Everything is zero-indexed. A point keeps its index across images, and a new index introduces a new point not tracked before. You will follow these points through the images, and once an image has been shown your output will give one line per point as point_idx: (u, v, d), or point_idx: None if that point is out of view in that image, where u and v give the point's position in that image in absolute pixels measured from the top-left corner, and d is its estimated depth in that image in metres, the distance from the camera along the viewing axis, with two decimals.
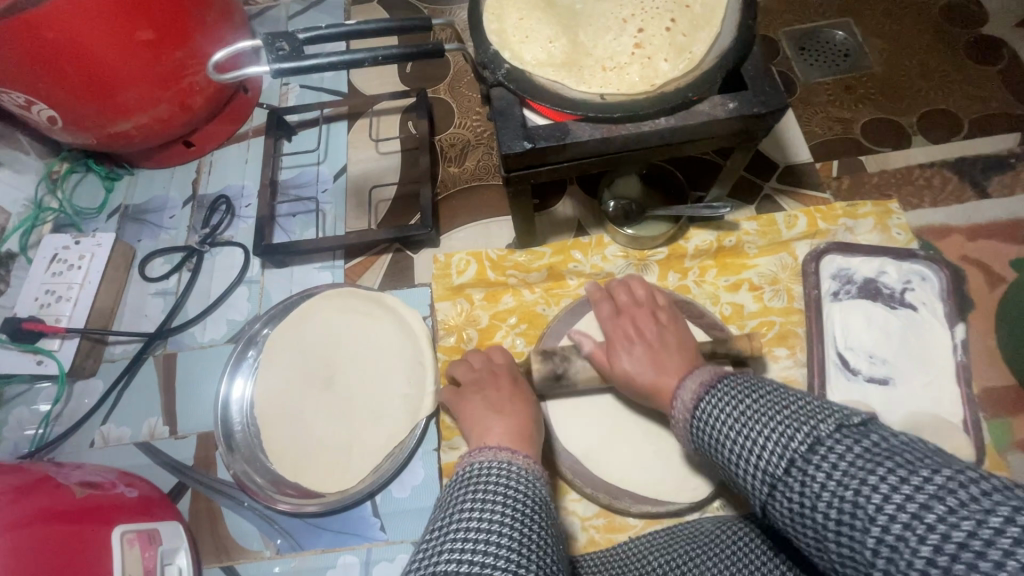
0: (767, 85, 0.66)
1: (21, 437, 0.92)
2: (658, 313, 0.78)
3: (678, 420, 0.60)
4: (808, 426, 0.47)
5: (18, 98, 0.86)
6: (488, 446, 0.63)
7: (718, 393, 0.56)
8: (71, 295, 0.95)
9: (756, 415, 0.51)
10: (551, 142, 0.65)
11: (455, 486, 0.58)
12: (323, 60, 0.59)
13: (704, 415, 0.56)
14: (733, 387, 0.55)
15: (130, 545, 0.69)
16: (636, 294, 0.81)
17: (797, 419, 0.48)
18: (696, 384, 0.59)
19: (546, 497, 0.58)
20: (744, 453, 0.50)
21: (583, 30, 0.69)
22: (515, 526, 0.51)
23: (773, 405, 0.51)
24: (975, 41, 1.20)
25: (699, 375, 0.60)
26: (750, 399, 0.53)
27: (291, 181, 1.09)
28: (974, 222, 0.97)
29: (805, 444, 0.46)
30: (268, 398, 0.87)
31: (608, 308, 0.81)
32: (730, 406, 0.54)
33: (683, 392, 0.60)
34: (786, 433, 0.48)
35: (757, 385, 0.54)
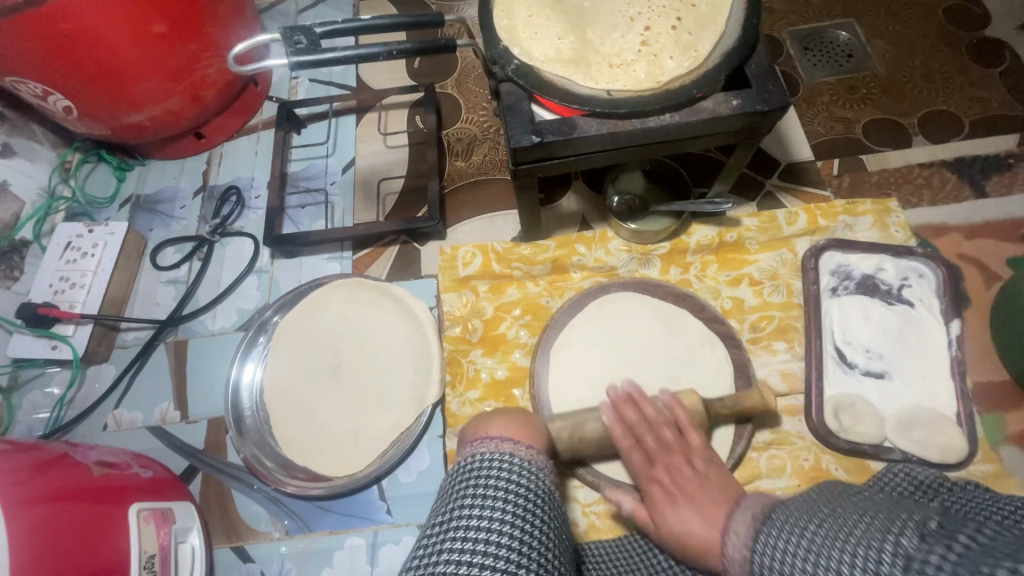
0: (769, 83, 0.67)
1: (35, 420, 0.94)
2: (694, 459, 0.69)
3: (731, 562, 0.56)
4: (896, 542, 0.43)
5: (35, 88, 0.88)
6: (489, 436, 0.63)
7: (773, 529, 0.52)
8: (85, 282, 0.97)
9: (822, 541, 0.47)
10: (559, 136, 0.66)
11: (455, 479, 0.59)
12: (339, 53, 0.61)
13: (763, 555, 0.51)
14: (784, 520, 0.52)
15: (146, 522, 0.71)
16: (667, 437, 0.70)
17: (869, 540, 0.44)
18: (749, 524, 0.56)
19: (550, 488, 0.59)
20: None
21: (591, 28, 0.72)
22: (517, 526, 0.53)
23: (837, 531, 0.47)
24: (976, 43, 1.22)
25: (749, 512, 0.58)
26: (811, 527, 0.49)
27: (300, 174, 1.10)
28: (972, 221, 0.99)
29: (895, 565, 0.41)
30: (277, 385, 0.89)
31: (640, 459, 0.70)
32: (795, 538, 0.49)
33: (733, 534, 0.57)
34: (865, 558, 0.43)
35: (813, 512, 0.51)
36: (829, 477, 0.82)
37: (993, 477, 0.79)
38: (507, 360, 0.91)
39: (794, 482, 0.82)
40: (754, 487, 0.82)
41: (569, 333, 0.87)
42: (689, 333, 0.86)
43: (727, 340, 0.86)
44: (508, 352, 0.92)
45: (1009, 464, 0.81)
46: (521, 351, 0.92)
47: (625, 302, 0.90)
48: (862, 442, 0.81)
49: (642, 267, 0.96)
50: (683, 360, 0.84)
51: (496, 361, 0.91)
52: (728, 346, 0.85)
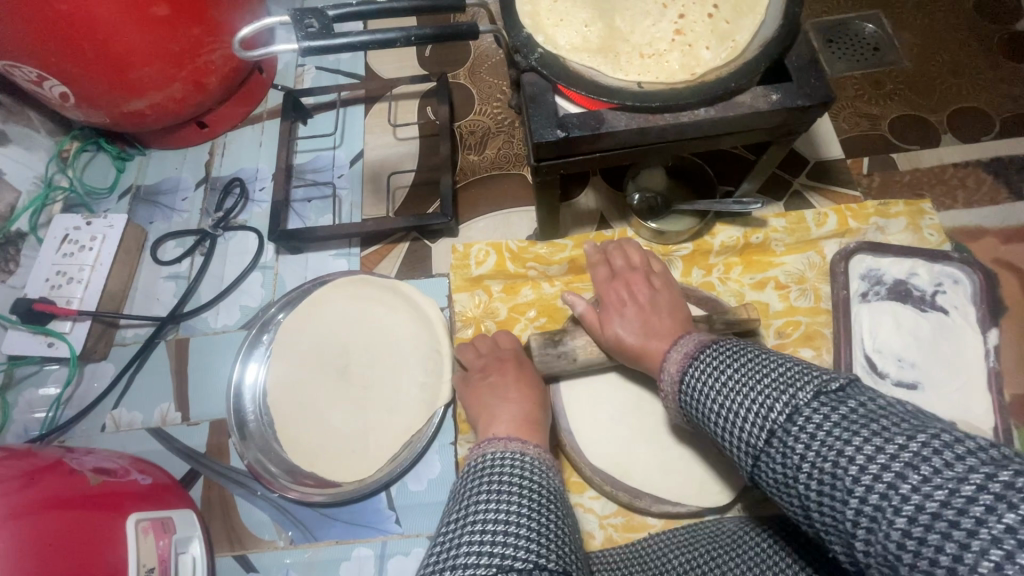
0: (812, 77, 0.63)
1: (31, 419, 0.91)
2: (652, 280, 0.80)
3: (666, 392, 0.63)
4: (787, 395, 0.49)
5: (30, 73, 0.84)
6: (498, 438, 0.64)
7: (698, 365, 0.59)
8: (82, 277, 0.93)
9: (740, 386, 0.53)
10: (586, 131, 0.62)
11: (469, 478, 0.59)
12: (354, 38, 0.57)
13: (688, 384, 0.59)
14: (721, 351, 0.59)
15: (145, 533, 0.68)
16: (632, 260, 0.84)
17: (778, 387, 0.50)
18: (681, 354, 0.62)
19: (560, 488, 0.59)
20: (732, 420, 0.53)
21: (619, 16, 0.67)
22: (534, 520, 0.51)
23: (755, 372, 0.53)
24: (1012, 38, 1.16)
25: (689, 341, 0.63)
26: (733, 368, 0.56)
27: (306, 166, 1.06)
28: (1008, 225, 0.95)
29: (784, 413, 0.49)
30: (282, 386, 0.85)
31: (604, 273, 0.84)
32: (716, 373, 0.57)
33: (671, 357, 0.63)
34: (764, 405, 0.50)
35: (740, 355, 0.57)
36: None
37: None
38: None
39: None
40: None
41: None
42: None
43: None
44: None
45: None
46: None
47: None
48: None
49: None
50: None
51: None
52: None
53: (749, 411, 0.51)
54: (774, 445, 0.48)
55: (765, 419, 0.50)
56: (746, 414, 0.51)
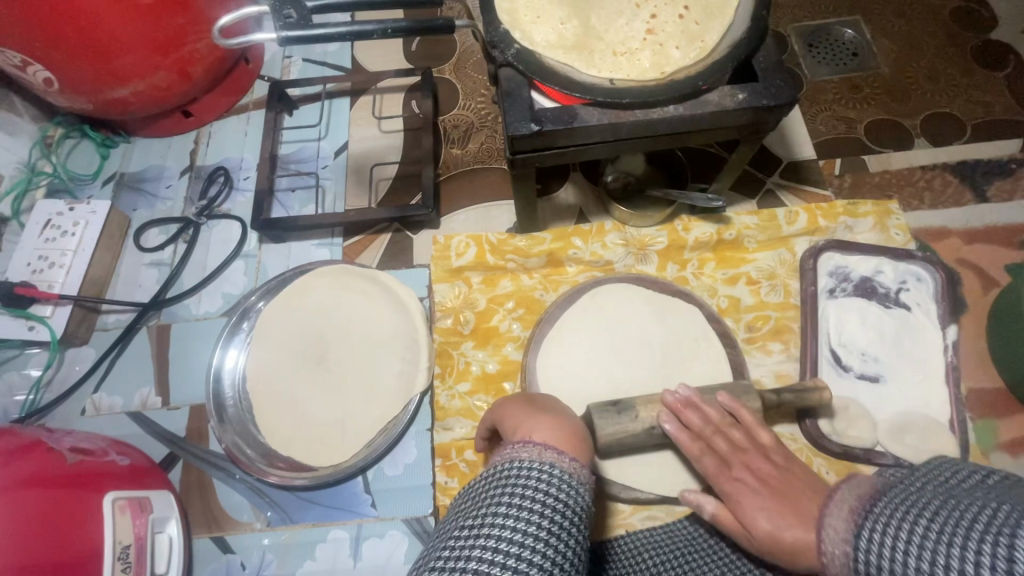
0: (777, 78, 0.65)
1: (11, 403, 0.91)
2: (770, 455, 0.66)
3: (829, 556, 0.48)
4: (1016, 542, 0.36)
5: (14, 58, 0.85)
6: (533, 441, 0.56)
7: (872, 521, 0.45)
8: (65, 262, 0.93)
9: (937, 544, 0.39)
10: (559, 125, 0.64)
11: (491, 482, 0.52)
12: (331, 29, 0.58)
13: (863, 550, 0.44)
14: (892, 509, 0.44)
15: (122, 512, 0.69)
16: (736, 437, 0.68)
17: (986, 534, 0.38)
18: (844, 510, 0.48)
19: (587, 507, 0.52)
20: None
21: (595, 13, 0.69)
22: (551, 546, 0.47)
23: (942, 522, 0.40)
24: (981, 45, 1.20)
25: (847, 493, 0.50)
26: (920, 518, 0.42)
27: (291, 156, 1.07)
28: (972, 225, 0.98)
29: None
30: (262, 372, 0.86)
31: (714, 464, 0.67)
32: (893, 531, 0.42)
33: (827, 528, 0.49)
34: (980, 556, 0.37)
35: (912, 502, 0.43)
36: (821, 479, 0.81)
37: None
38: (498, 353, 0.89)
39: None
40: None
41: (563, 324, 0.86)
42: (681, 330, 0.85)
43: (723, 338, 0.84)
44: (499, 345, 0.90)
45: None
46: (514, 345, 0.90)
47: (621, 290, 0.88)
48: (854, 446, 0.80)
49: (639, 262, 0.95)
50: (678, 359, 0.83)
51: (487, 354, 0.89)
52: (723, 345, 0.84)
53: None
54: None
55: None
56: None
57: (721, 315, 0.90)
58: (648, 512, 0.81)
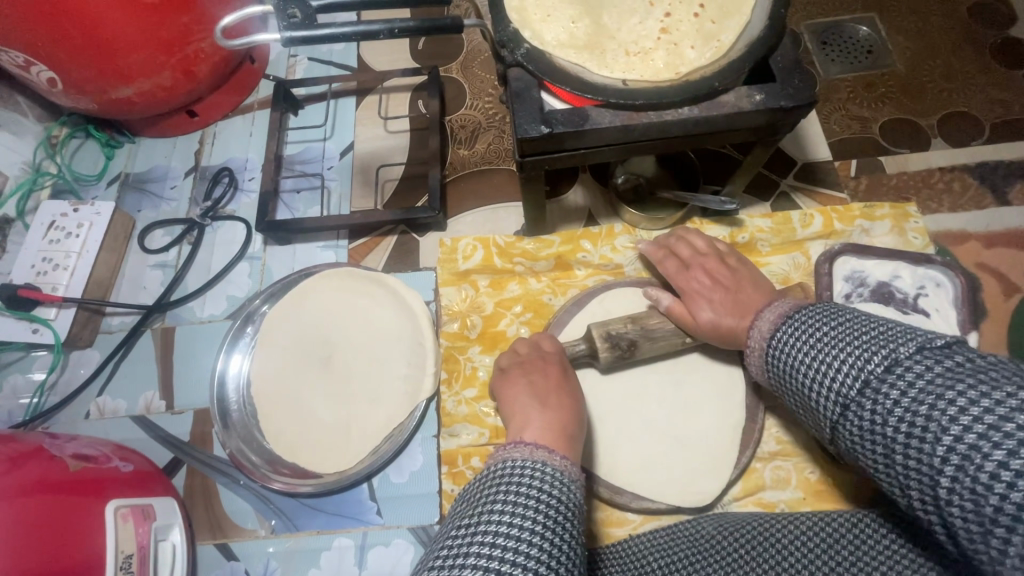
0: (795, 78, 0.63)
1: (16, 405, 0.91)
2: (726, 259, 0.79)
3: (752, 349, 0.59)
4: (885, 349, 0.44)
5: (17, 57, 0.84)
6: (522, 442, 0.56)
7: (792, 324, 0.54)
8: (69, 264, 0.93)
9: (832, 344, 0.49)
10: (570, 127, 0.62)
11: (483, 484, 0.52)
12: (337, 29, 0.57)
13: (778, 345, 0.55)
14: (819, 312, 0.53)
15: (124, 520, 0.68)
16: (698, 246, 0.81)
17: (875, 343, 0.45)
18: (775, 314, 0.58)
19: (583, 508, 0.51)
20: (819, 378, 0.49)
21: (607, 12, 0.68)
22: (547, 540, 0.46)
23: (848, 332, 0.48)
24: (1002, 43, 1.17)
25: (779, 306, 0.58)
26: (825, 326, 0.51)
27: (297, 157, 1.06)
28: (992, 229, 0.95)
29: (883, 364, 0.44)
30: (267, 377, 0.85)
31: (674, 265, 0.81)
32: (808, 333, 0.52)
33: (759, 323, 0.59)
34: (860, 357, 0.46)
35: (837, 313, 0.52)
36: (837, 490, 0.79)
37: None
38: None
39: (798, 495, 0.79)
40: (756, 499, 0.79)
41: (572, 331, 0.84)
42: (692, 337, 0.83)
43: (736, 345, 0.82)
44: None
45: None
46: None
47: (630, 296, 0.86)
48: None
49: (649, 266, 0.92)
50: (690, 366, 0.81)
51: (494, 359, 0.88)
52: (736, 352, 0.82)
53: (829, 368, 0.48)
54: (858, 406, 0.45)
55: (843, 372, 0.46)
56: (829, 368, 0.48)
57: None
58: (659, 522, 0.79)
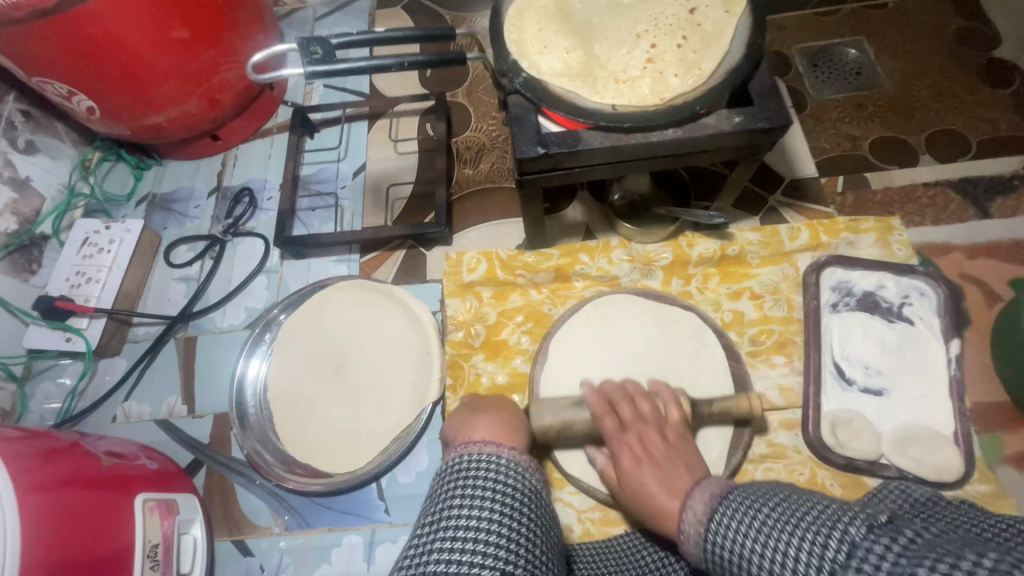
0: (772, 102, 0.69)
1: (48, 409, 0.97)
2: (666, 431, 0.71)
3: (688, 536, 0.59)
4: (837, 531, 0.45)
5: (61, 89, 0.91)
6: (472, 439, 0.64)
7: (729, 509, 0.56)
8: (100, 277, 0.99)
9: (778, 522, 0.50)
10: (564, 148, 0.68)
11: (446, 479, 0.59)
12: (354, 65, 0.63)
13: (719, 524, 0.55)
14: (746, 496, 0.56)
15: (151, 512, 0.73)
16: (641, 408, 0.74)
17: (821, 527, 0.47)
18: (706, 499, 0.59)
19: (535, 486, 0.59)
20: (777, 567, 0.48)
21: (598, 43, 0.73)
22: (505, 525, 0.53)
23: (789, 517, 0.50)
24: (986, 64, 1.22)
25: (707, 488, 0.61)
26: (767, 512, 0.52)
27: (312, 177, 1.13)
28: (974, 241, 0.99)
29: (840, 551, 0.44)
30: (282, 382, 0.91)
31: (613, 425, 0.73)
32: (750, 519, 0.53)
33: (691, 506, 0.60)
34: (815, 544, 0.46)
35: (769, 498, 0.54)
36: (825, 492, 0.82)
37: (989, 497, 0.79)
38: (508, 365, 0.93)
39: None
40: None
41: (571, 342, 0.89)
42: (680, 341, 0.87)
43: (728, 351, 0.86)
44: (509, 357, 0.93)
45: (1006, 484, 0.81)
46: (523, 357, 0.94)
47: (623, 300, 0.92)
48: (858, 458, 0.81)
49: (645, 277, 0.97)
50: (681, 371, 0.85)
51: (497, 366, 0.93)
52: (728, 357, 0.86)
53: (782, 555, 0.48)
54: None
55: (795, 557, 0.47)
56: (774, 552, 0.49)
57: (725, 329, 0.92)
58: None
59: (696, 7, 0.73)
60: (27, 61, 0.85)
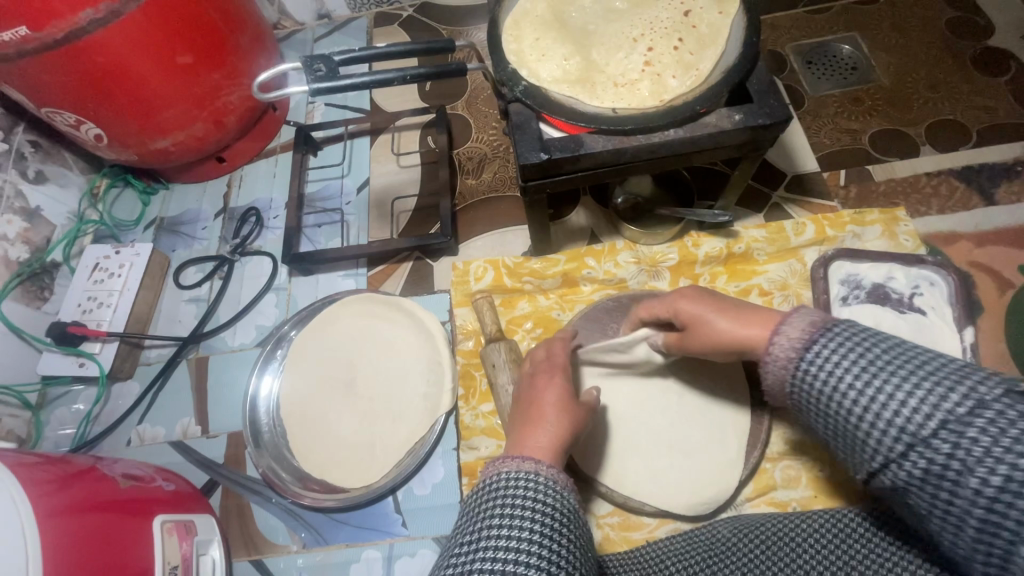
0: (771, 98, 0.69)
1: (62, 435, 0.97)
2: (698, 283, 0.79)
3: (772, 362, 0.55)
4: (963, 387, 0.43)
5: (69, 118, 0.93)
6: (513, 454, 0.60)
7: (831, 341, 0.51)
8: (111, 302, 1.00)
9: (886, 368, 0.47)
10: (567, 152, 0.69)
11: (480, 497, 0.56)
12: (356, 80, 0.64)
13: (813, 357, 0.51)
14: (847, 335, 0.51)
15: (169, 534, 0.73)
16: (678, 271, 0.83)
17: (946, 380, 0.44)
18: (802, 326, 0.54)
19: (575, 508, 0.56)
20: (875, 409, 0.46)
21: (595, 49, 0.74)
22: (546, 547, 0.51)
23: (902, 363, 0.47)
24: (981, 53, 1.23)
25: (803, 317, 0.55)
26: (875, 353, 0.49)
27: (317, 194, 1.14)
28: (981, 229, 0.99)
29: (964, 405, 0.42)
30: (294, 400, 0.91)
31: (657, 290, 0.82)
32: (854, 355, 0.49)
33: (780, 337, 0.55)
34: (933, 394, 0.44)
35: (879, 339, 0.50)
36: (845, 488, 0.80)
37: None
38: None
39: (809, 494, 0.80)
40: (768, 499, 0.81)
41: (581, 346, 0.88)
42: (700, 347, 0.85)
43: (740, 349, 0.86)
44: None
45: None
46: None
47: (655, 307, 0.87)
48: None
49: (651, 279, 0.97)
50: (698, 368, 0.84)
51: None
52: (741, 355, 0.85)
53: (889, 406, 0.45)
54: (925, 451, 0.43)
55: (903, 412, 0.45)
56: (876, 402, 0.46)
57: None
58: (673, 524, 0.81)
59: (691, 9, 0.74)
60: (36, 92, 0.87)
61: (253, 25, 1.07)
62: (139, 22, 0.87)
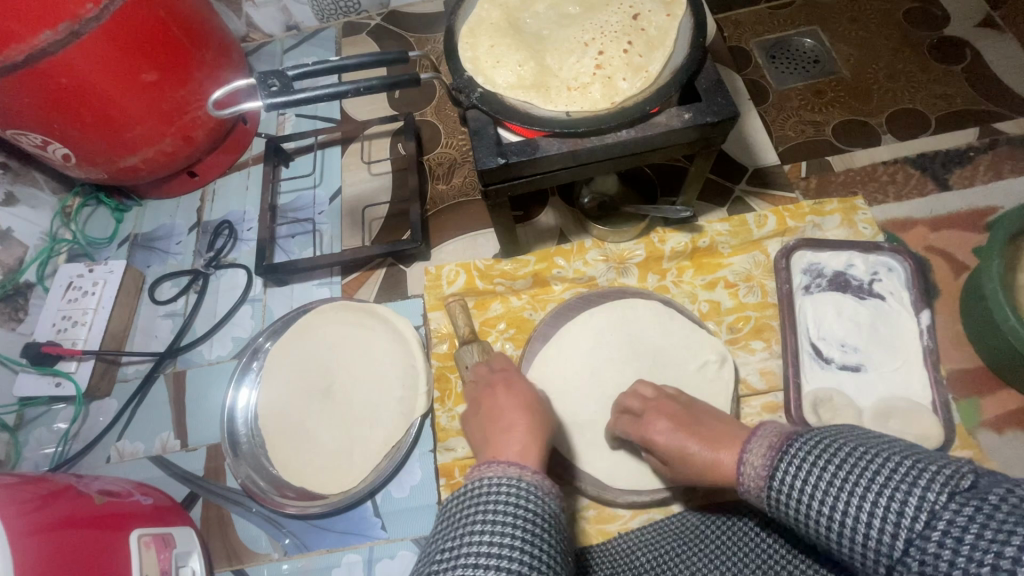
0: (718, 97, 0.72)
1: (43, 455, 0.97)
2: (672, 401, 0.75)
3: (748, 488, 0.58)
4: (915, 496, 0.44)
5: (35, 139, 0.93)
6: (499, 461, 0.60)
7: (791, 457, 0.54)
8: (86, 320, 1.01)
9: (842, 484, 0.49)
10: (523, 156, 0.71)
11: (464, 503, 0.55)
12: (311, 93, 0.66)
13: (781, 482, 0.54)
14: (803, 447, 0.54)
15: (147, 547, 0.73)
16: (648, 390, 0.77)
17: (898, 484, 0.45)
18: (764, 449, 0.57)
19: (556, 512, 0.56)
20: (854, 525, 0.47)
21: (549, 54, 0.75)
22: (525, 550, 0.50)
23: (857, 470, 0.48)
24: (936, 42, 1.26)
25: (764, 438, 0.58)
26: (833, 462, 0.50)
27: (290, 205, 1.15)
28: (936, 214, 1.02)
29: (918, 518, 0.43)
30: (272, 407, 0.92)
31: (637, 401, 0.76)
32: (813, 469, 0.51)
33: (749, 459, 0.58)
34: (892, 503, 0.45)
35: (830, 444, 0.52)
36: None
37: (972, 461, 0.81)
38: None
39: None
40: None
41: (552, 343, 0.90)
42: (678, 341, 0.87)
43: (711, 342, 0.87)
44: None
45: (987, 447, 0.84)
46: None
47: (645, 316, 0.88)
48: None
49: (621, 275, 1.00)
50: (662, 354, 0.86)
51: None
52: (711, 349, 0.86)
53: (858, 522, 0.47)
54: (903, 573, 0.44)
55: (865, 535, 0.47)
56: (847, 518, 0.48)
57: (702, 320, 0.94)
58: (647, 514, 0.83)
59: (640, 13, 0.76)
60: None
61: (217, 39, 1.08)
62: (100, 42, 0.88)
